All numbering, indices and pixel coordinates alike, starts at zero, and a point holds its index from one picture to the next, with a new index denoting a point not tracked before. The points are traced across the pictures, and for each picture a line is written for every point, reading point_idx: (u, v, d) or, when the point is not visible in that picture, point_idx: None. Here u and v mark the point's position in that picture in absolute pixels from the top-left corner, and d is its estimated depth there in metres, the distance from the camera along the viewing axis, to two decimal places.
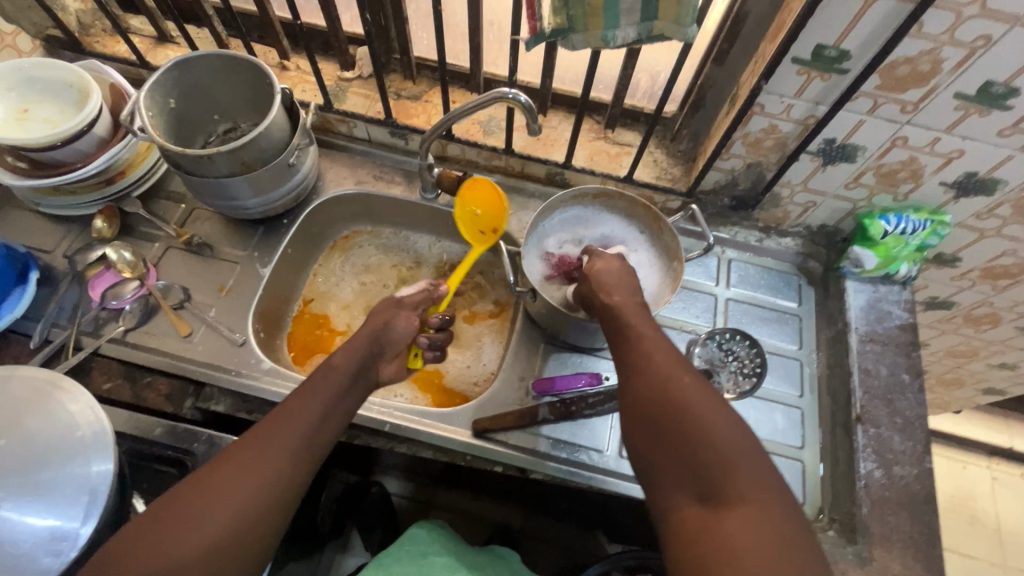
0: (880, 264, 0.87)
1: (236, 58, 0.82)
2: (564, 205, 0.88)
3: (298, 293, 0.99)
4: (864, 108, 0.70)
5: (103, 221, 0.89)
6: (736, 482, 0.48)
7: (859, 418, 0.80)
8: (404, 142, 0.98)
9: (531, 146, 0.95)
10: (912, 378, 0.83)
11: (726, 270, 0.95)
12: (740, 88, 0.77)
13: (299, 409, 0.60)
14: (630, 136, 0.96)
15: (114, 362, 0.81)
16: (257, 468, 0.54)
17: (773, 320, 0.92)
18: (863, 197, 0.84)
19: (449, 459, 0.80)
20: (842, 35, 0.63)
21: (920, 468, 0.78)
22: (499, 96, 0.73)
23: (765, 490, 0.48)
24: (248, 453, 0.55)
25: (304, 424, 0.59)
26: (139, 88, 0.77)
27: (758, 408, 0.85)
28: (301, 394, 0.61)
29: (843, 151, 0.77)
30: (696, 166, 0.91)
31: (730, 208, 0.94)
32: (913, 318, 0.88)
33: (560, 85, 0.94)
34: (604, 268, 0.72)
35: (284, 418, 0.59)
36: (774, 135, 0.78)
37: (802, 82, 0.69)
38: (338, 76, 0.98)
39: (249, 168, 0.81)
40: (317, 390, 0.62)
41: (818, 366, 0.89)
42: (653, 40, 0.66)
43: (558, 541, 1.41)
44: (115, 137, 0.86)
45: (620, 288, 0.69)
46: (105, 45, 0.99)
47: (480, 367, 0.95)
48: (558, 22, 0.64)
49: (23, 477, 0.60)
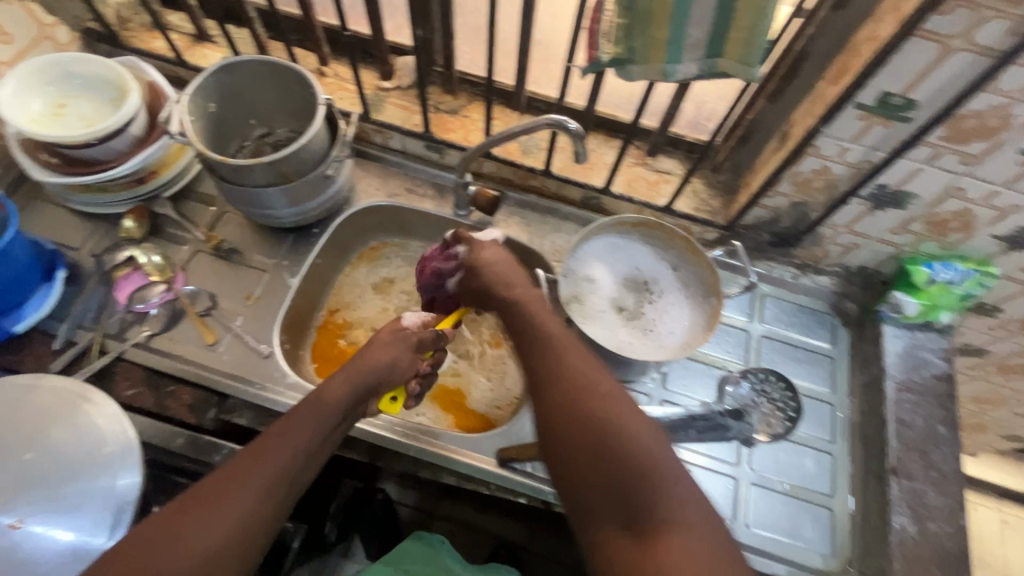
0: (921, 311, 0.84)
1: (280, 66, 0.80)
2: (602, 232, 0.86)
3: (323, 302, 0.96)
4: (923, 156, 0.68)
5: (133, 221, 0.88)
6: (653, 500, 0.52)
7: (894, 469, 0.78)
8: (439, 156, 0.96)
9: (569, 168, 0.94)
10: (949, 431, 0.81)
11: (760, 306, 0.94)
12: (792, 126, 0.76)
13: (275, 451, 0.57)
14: (670, 163, 0.94)
15: (139, 368, 0.79)
16: (232, 508, 0.53)
17: (805, 360, 0.90)
18: (908, 242, 0.82)
19: (473, 487, 0.80)
20: (910, 85, 0.61)
21: (954, 526, 0.76)
22: (549, 123, 0.72)
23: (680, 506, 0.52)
24: (226, 489, 0.54)
25: (277, 474, 0.57)
26: (182, 91, 0.76)
27: (789, 452, 0.83)
28: (278, 438, 0.59)
29: (894, 197, 0.75)
30: (737, 200, 0.89)
31: (768, 243, 0.92)
32: (950, 367, 0.85)
33: (604, 108, 0.93)
34: (491, 261, 0.74)
35: (264, 457, 0.57)
36: (824, 176, 0.76)
37: (862, 127, 0.68)
38: (376, 85, 0.97)
39: (287, 179, 0.79)
40: (301, 426, 0.61)
41: (850, 411, 0.87)
42: (714, 77, 0.64)
43: (560, 559, 1.36)
44: (150, 137, 0.85)
45: (516, 281, 0.72)
46: (143, 41, 0.98)
47: (503, 391, 0.92)
48: (617, 51, 0.62)
49: (48, 491, 0.59)
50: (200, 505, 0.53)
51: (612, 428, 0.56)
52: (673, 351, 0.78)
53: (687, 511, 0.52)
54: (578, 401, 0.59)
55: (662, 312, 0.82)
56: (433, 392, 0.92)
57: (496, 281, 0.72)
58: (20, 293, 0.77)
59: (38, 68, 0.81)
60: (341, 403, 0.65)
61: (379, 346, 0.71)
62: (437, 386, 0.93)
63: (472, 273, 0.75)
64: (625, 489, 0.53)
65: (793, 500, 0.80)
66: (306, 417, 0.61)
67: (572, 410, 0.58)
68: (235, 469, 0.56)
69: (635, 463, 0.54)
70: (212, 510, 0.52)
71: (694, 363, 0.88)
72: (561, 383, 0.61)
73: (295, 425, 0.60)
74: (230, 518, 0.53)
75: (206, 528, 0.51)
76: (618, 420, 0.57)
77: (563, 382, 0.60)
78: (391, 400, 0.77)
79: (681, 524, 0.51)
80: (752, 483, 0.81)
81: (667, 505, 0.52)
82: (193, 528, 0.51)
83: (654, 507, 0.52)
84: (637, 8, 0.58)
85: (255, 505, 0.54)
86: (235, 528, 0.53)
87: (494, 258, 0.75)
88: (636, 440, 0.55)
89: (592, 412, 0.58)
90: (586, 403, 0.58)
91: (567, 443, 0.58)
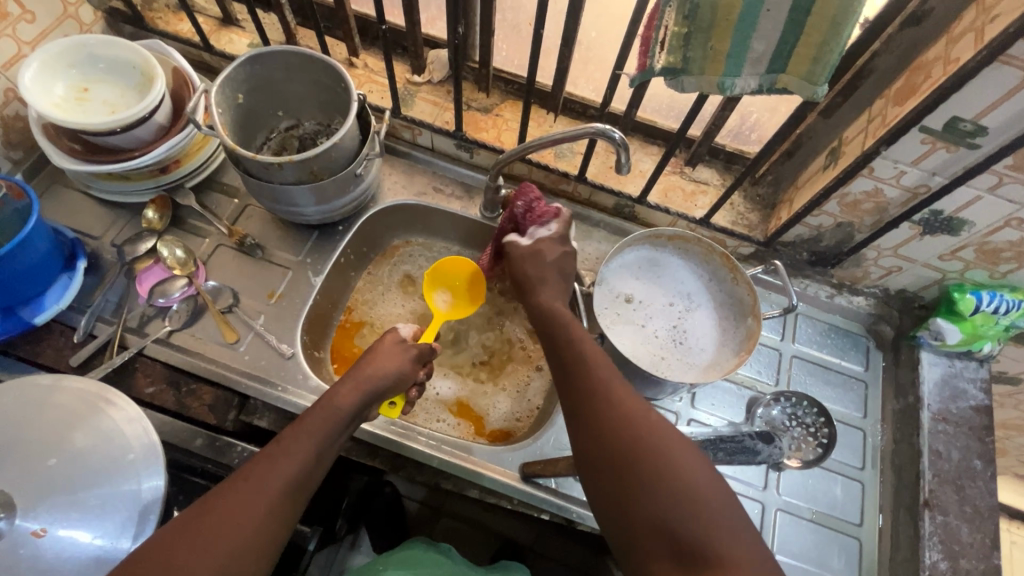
0: (963, 340, 0.81)
1: (312, 58, 0.77)
2: (635, 244, 0.83)
3: (344, 301, 0.94)
4: (985, 184, 0.64)
5: (154, 212, 0.85)
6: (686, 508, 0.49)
7: (927, 503, 0.76)
8: (469, 155, 0.93)
9: (604, 174, 0.91)
10: (984, 465, 0.79)
11: (793, 325, 0.91)
12: (845, 143, 0.72)
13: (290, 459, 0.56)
14: (708, 173, 0.90)
15: (159, 364, 0.77)
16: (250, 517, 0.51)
17: (838, 384, 0.88)
18: (956, 269, 0.78)
19: (495, 500, 0.78)
20: (984, 110, 0.58)
21: (987, 564, 0.74)
22: (592, 131, 0.67)
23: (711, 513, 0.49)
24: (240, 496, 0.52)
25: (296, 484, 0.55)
26: (211, 82, 0.73)
27: (819, 479, 0.81)
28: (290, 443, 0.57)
29: (948, 224, 0.71)
30: (777, 215, 0.86)
31: (807, 262, 0.89)
32: (989, 400, 0.82)
33: (642, 113, 0.89)
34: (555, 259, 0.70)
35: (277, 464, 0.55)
36: (875, 199, 0.73)
37: (924, 151, 0.64)
38: (407, 79, 0.93)
39: (316, 177, 0.77)
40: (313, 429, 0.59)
41: (882, 438, 0.85)
42: (773, 93, 0.61)
43: (572, 562, 1.23)
44: (175, 125, 0.82)
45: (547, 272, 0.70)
46: (169, 23, 0.95)
47: (524, 403, 0.89)
48: (672, 61, 0.58)
49: (70, 496, 0.58)
50: (213, 519, 0.50)
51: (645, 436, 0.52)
52: (706, 373, 0.75)
53: (726, 534, 0.48)
54: (605, 410, 0.55)
55: (693, 330, 0.80)
56: (451, 400, 0.89)
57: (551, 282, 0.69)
58: (42, 283, 0.76)
59: (62, 49, 0.77)
60: (349, 410, 0.62)
61: (388, 353, 0.70)
62: (456, 396, 0.89)
63: (532, 256, 0.71)
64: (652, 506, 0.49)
65: (820, 528, 0.79)
66: (318, 420, 0.59)
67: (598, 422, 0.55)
68: (249, 473, 0.54)
69: (664, 474, 0.50)
70: (227, 520, 0.50)
71: (723, 381, 0.86)
72: (584, 389, 0.57)
73: (306, 430, 0.59)
74: (246, 528, 0.51)
75: (222, 539, 0.49)
76: (638, 420, 0.54)
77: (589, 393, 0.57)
78: (390, 405, 0.75)
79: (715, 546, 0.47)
80: (780, 509, 0.79)
81: (700, 526, 0.48)
82: (205, 539, 0.49)
83: (688, 528, 0.48)
84: (699, 17, 0.54)
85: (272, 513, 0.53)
86: (250, 539, 0.51)
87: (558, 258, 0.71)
88: (660, 445, 0.52)
89: (617, 419, 0.54)
90: (616, 414, 0.54)
91: (590, 456, 0.54)
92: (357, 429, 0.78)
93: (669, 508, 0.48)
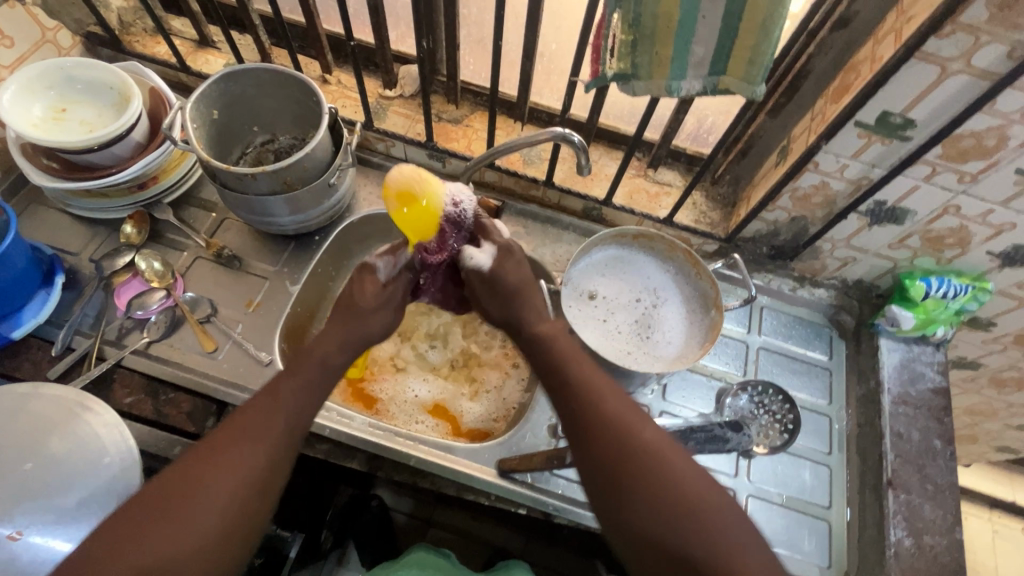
0: (917, 325, 0.84)
1: (284, 74, 0.80)
2: (602, 244, 0.86)
3: (322, 312, 0.96)
4: (921, 174, 0.69)
5: (133, 227, 0.88)
6: (663, 487, 0.50)
7: (890, 483, 0.79)
8: (441, 165, 0.97)
9: (570, 178, 0.94)
10: (944, 444, 0.82)
11: (759, 317, 0.94)
12: (792, 141, 0.77)
13: (262, 439, 0.53)
14: (670, 175, 0.94)
15: (137, 375, 0.79)
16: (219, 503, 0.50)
17: (802, 371, 0.91)
18: (905, 257, 0.82)
19: (473, 497, 0.79)
20: (911, 104, 0.62)
21: (949, 539, 0.76)
22: (550, 135, 0.70)
23: (692, 503, 0.50)
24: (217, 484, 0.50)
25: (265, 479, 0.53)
26: (185, 99, 0.76)
27: (786, 463, 0.84)
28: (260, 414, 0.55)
29: (893, 213, 0.75)
30: (736, 213, 0.90)
31: (767, 256, 0.93)
32: (946, 381, 0.86)
33: (605, 120, 0.94)
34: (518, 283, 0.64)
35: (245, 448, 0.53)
36: (823, 192, 0.78)
37: (861, 145, 0.69)
38: (380, 94, 0.97)
39: (290, 188, 0.79)
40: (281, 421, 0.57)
41: (846, 423, 0.88)
42: (717, 94, 0.65)
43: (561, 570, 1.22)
44: (151, 142, 0.84)
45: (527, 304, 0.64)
46: (146, 46, 0.98)
47: (500, 403, 0.91)
48: (621, 67, 0.62)
49: (45, 503, 0.60)
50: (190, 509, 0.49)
51: (631, 427, 0.54)
52: (670, 365, 0.78)
53: (720, 535, 0.48)
54: (602, 409, 0.56)
55: (661, 324, 0.82)
56: (428, 404, 0.91)
57: (522, 306, 0.64)
58: (20, 298, 0.77)
59: (39, 72, 0.80)
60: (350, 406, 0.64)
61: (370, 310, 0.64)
62: (433, 398, 0.91)
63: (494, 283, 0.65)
64: (638, 502, 0.50)
65: (790, 512, 0.81)
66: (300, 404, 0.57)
67: (584, 415, 0.55)
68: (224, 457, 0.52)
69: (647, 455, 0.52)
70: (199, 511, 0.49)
71: (693, 374, 0.89)
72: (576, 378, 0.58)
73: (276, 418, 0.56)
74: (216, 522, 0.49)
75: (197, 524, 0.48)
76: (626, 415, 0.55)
77: (571, 388, 0.58)
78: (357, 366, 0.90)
79: (707, 542, 0.48)
80: (751, 495, 0.81)
81: (683, 517, 0.49)
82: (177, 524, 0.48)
83: (680, 524, 0.49)
84: (643, 24, 0.58)
85: (245, 508, 0.51)
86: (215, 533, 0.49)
87: (518, 280, 0.65)
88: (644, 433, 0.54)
89: (604, 408, 0.56)
90: (608, 410, 0.55)
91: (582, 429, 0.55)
92: (336, 430, 0.79)
93: (656, 495, 0.50)
